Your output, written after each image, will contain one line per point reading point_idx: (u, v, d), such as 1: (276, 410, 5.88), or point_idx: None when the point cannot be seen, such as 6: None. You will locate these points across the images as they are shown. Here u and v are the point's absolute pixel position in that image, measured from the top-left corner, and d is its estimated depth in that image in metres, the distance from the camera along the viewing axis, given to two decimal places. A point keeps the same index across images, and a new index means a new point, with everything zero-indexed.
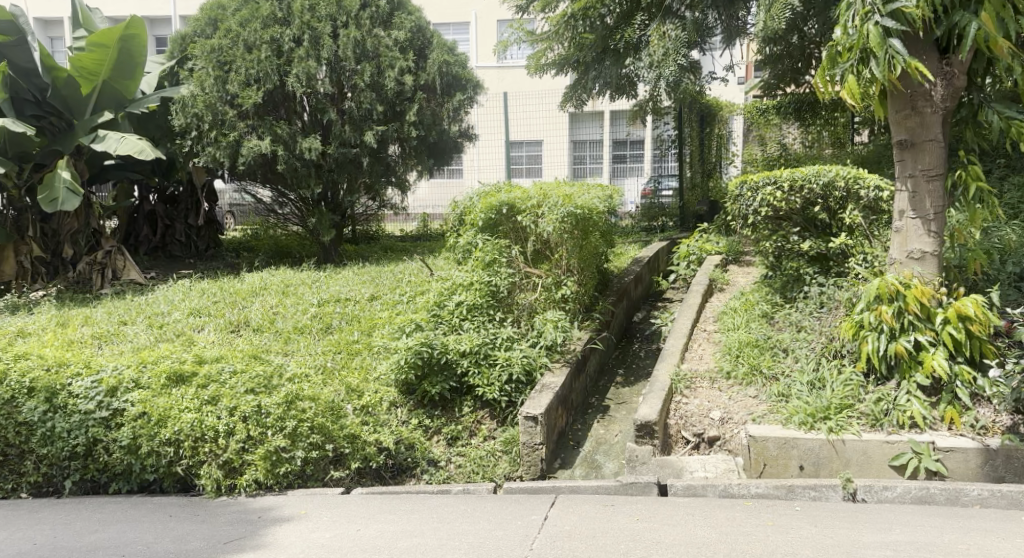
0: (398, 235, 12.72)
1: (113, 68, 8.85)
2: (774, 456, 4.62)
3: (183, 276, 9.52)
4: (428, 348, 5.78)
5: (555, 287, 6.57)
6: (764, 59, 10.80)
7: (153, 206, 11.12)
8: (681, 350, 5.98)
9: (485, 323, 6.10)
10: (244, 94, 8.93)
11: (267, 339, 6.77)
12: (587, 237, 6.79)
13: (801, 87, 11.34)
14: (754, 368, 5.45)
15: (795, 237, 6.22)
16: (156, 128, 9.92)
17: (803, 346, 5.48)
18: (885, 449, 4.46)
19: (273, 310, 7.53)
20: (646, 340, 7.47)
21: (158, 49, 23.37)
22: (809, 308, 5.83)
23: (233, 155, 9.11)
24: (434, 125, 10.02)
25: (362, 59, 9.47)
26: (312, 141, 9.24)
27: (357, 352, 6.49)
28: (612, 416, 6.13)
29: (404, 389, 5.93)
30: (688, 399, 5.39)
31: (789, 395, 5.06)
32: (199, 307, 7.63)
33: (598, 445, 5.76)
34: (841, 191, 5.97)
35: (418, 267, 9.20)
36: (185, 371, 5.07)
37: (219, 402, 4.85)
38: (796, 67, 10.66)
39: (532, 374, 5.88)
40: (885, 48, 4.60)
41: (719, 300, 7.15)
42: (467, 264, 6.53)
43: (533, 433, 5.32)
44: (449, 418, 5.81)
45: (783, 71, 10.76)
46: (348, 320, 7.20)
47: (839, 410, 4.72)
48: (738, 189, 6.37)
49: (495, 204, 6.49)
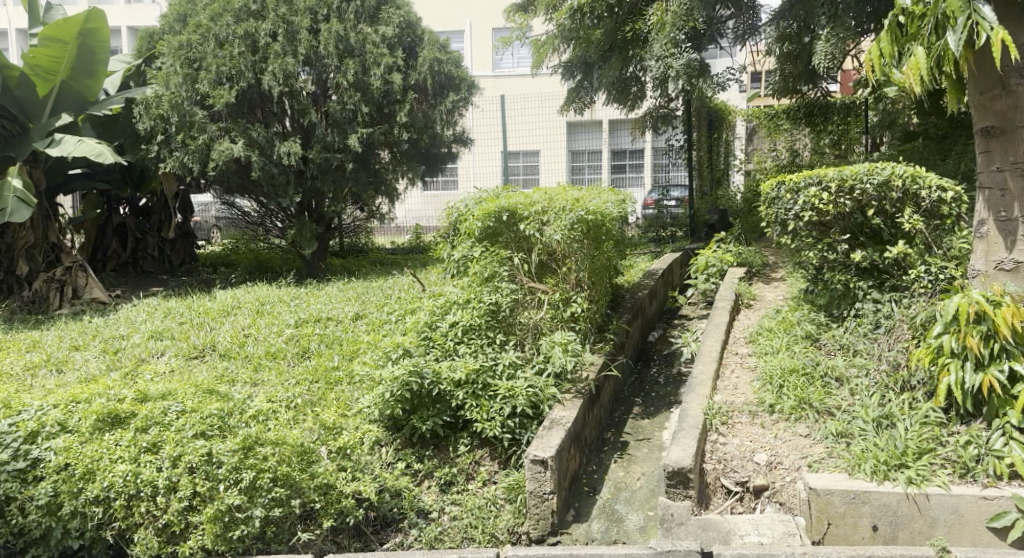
0: (387, 248, 11.90)
1: (73, 64, 7.93)
2: (841, 514, 3.83)
3: (153, 295, 8.63)
4: (418, 378, 4.91)
5: (563, 304, 5.72)
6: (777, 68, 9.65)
7: (124, 218, 10.14)
8: (713, 379, 5.10)
9: (484, 348, 5.25)
10: (215, 94, 8.08)
11: (234, 367, 5.90)
12: (599, 247, 5.99)
13: (811, 90, 10.41)
14: (802, 401, 4.66)
15: (842, 245, 5.39)
16: (120, 133, 8.94)
17: (863, 377, 4.68)
18: (982, 507, 3.68)
19: (244, 333, 6.64)
20: (665, 363, 6.60)
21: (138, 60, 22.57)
22: (863, 329, 5.04)
23: (203, 160, 8.25)
24: (426, 128, 9.24)
25: (345, 56, 8.67)
26: (291, 145, 8.42)
27: (336, 382, 5.62)
28: (633, 455, 5.25)
29: (390, 425, 5.09)
30: (726, 438, 4.57)
31: (850, 435, 4.28)
32: (162, 329, 6.76)
33: (619, 491, 4.91)
34: (898, 192, 5.16)
35: (410, 282, 8.39)
36: (123, 412, 4.13)
37: (161, 450, 3.96)
38: (801, 73, 9.56)
39: (538, 407, 5.03)
40: (968, 12, 3.82)
41: (748, 317, 6.29)
42: (462, 279, 5.69)
43: (541, 480, 4.50)
44: (442, 460, 4.97)
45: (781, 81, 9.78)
46: (328, 343, 6.34)
47: (919, 455, 3.94)
48: (774, 190, 5.70)
49: (494, 210, 5.61)
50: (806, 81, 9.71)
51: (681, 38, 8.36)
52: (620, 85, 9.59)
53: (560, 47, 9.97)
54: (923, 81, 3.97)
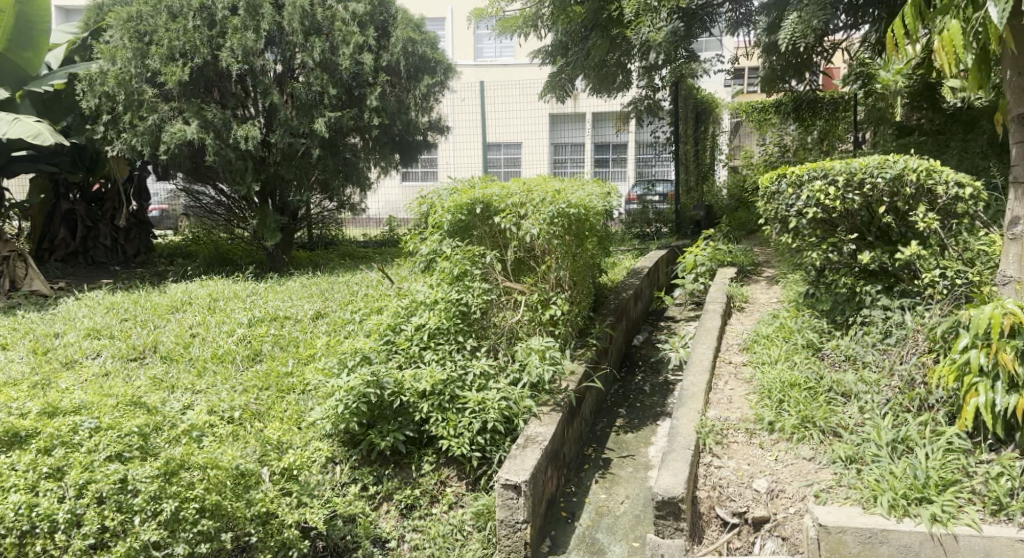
0: (360, 240, 11.10)
1: (11, 33, 7.40)
2: (854, 555, 3.40)
3: (100, 287, 7.98)
4: (376, 389, 4.37)
5: (541, 307, 5.19)
6: (766, 75, 9.21)
7: (73, 205, 9.45)
8: (706, 392, 4.58)
9: (453, 354, 4.72)
10: (167, 71, 7.44)
11: (175, 372, 5.34)
12: (582, 243, 5.45)
13: (797, 84, 9.66)
14: (805, 419, 4.17)
15: (849, 246, 4.90)
16: (65, 112, 8.29)
17: (875, 394, 4.17)
18: (1018, 551, 3.25)
19: (190, 332, 6.06)
20: (652, 369, 6.08)
21: (70, 24, 21.17)
22: (871, 339, 4.52)
23: (154, 142, 7.62)
24: (399, 113, 8.69)
25: (311, 34, 8.10)
26: (249, 128, 7.82)
27: (288, 390, 5.06)
28: (616, 474, 4.72)
29: (347, 440, 4.56)
30: (720, 461, 4.09)
31: (862, 460, 3.82)
32: (101, 327, 6.14)
33: (600, 517, 4.39)
34: (912, 188, 4.63)
35: (378, 277, 7.80)
36: (24, 429, 3.53)
37: (66, 476, 3.39)
38: (792, 72, 9.00)
39: (512, 422, 4.51)
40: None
41: (742, 322, 5.78)
42: (431, 276, 5.15)
43: (514, 507, 4.00)
44: (403, 480, 4.42)
45: (771, 73, 9.13)
46: (283, 345, 5.78)
47: (942, 487, 3.50)
48: (774, 183, 5.20)
49: (466, 202, 5.10)
50: (793, 72, 9.04)
51: (654, 6, 7.76)
52: (603, 72, 8.96)
53: (539, 28, 9.43)
54: (954, 60, 3.71)
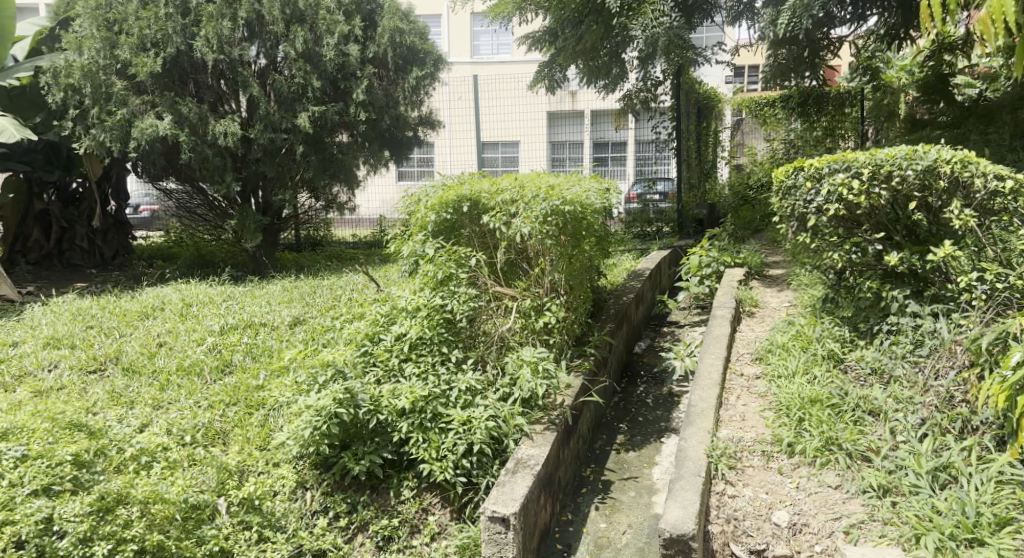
0: (349, 241, 10.61)
1: None
2: None
3: (69, 292, 7.50)
4: (350, 409, 3.91)
5: (535, 313, 4.73)
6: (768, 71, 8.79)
7: (47, 205, 8.98)
8: (717, 408, 4.10)
9: (437, 367, 4.27)
10: (138, 61, 6.99)
11: (136, 386, 4.88)
12: (579, 244, 4.98)
13: (803, 82, 9.10)
14: (830, 442, 3.72)
15: (874, 246, 4.46)
16: (31, 105, 7.80)
17: (908, 415, 3.72)
18: None
19: (157, 341, 5.60)
20: (655, 379, 5.62)
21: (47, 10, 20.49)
22: (900, 349, 4.06)
23: (124, 138, 7.16)
24: (387, 107, 8.26)
25: (293, 22, 7.66)
26: (228, 124, 7.39)
27: (257, 405, 4.61)
28: (617, 500, 4.26)
29: (318, 463, 4.09)
30: (736, 489, 3.63)
31: (899, 492, 3.41)
32: (60, 336, 5.68)
33: (600, 550, 3.94)
34: (945, 181, 4.18)
35: (365, 281, 7.36)
36: None
37: None
38: (800, 68, 8.49)
39: (501, 443, 4.05)
40: None
41: (753, 329, 5.31)
42: (414, 279, 4.70)
43: (502, 544, 3.56)
44: (381, 508, 3.94)
45: (774, 68, 8.64)
46: (255, 355, 5.32)
47: (997, 527, 3.11)
48: (790, 177, 4.73)
49: (451, 199, 4.66)
50: (798, 70, 8.53)
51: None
52: (596, 62, 8.53)
53: (527, 16, 8.94)
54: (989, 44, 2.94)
